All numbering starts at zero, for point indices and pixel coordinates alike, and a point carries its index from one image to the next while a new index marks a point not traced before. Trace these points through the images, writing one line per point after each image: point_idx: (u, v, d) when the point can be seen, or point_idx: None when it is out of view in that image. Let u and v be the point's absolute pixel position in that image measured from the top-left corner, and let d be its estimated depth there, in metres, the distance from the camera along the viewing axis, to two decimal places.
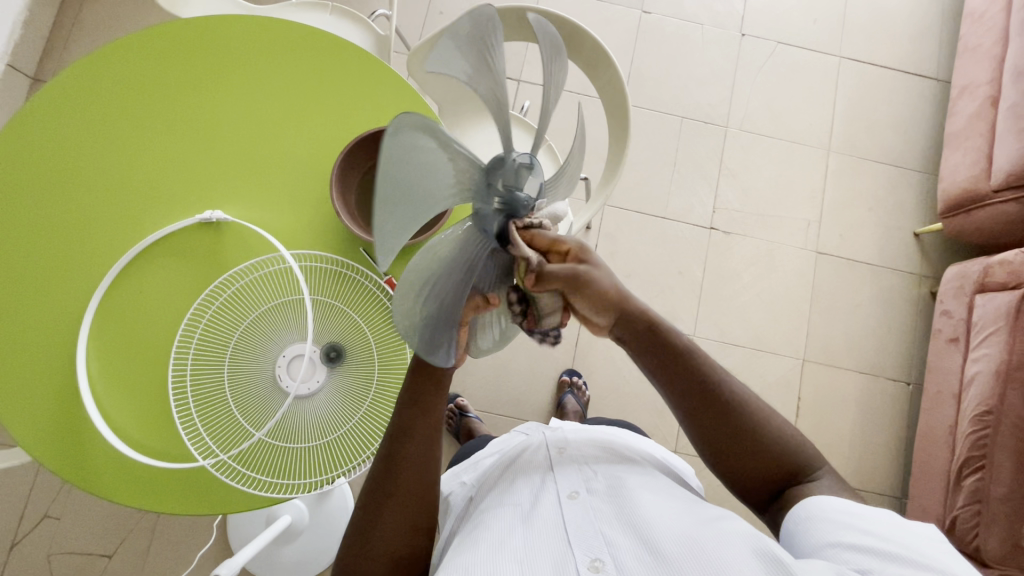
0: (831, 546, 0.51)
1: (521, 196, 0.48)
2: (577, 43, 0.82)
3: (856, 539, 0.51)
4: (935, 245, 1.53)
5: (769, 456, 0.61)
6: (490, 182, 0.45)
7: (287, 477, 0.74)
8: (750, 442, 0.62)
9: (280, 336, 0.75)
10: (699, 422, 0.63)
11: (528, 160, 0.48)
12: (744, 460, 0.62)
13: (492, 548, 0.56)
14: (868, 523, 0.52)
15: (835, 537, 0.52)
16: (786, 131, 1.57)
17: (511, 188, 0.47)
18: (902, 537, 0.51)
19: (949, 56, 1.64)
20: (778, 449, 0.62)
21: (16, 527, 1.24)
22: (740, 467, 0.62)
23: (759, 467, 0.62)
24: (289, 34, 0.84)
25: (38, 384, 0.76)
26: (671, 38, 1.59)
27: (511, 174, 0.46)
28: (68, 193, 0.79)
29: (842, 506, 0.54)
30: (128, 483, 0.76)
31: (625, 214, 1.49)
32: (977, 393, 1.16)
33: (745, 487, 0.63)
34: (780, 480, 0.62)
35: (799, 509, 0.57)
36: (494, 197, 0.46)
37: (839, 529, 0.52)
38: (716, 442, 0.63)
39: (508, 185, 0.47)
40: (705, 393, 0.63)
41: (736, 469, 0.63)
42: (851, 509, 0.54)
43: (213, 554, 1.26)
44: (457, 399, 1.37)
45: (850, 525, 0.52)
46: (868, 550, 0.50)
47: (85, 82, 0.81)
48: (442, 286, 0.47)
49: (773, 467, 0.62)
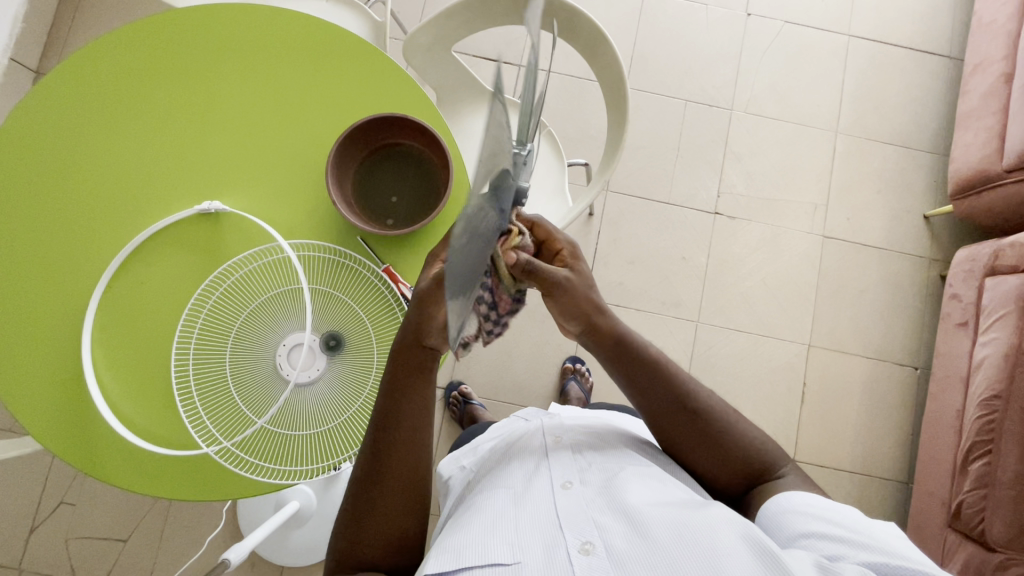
0: (802, 536, 0.54)
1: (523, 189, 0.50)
2: (573, 26, 0.81)
3: (825, 529, 0.53)
4: (945, 228, 1.50)
5: (742, 454, 0.63)
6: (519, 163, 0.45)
7: (288, 463, 0.74)
8: (726, 442, 0.63)
9: (280, 325, 0.75)
10: (676, 423, 0.64)
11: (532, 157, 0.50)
12: (719, 456, 0.63)
13: (484, 529, 0.57)
14: (834, 514, 0.55)
15: (807, 527, 0.54)
16: (793, 113, 1.54)
17: (519, 181, 0.48)
18: (867, 526, 0.53)
19: (963, 32, 1.59)
20: (753, 448, 0.63)
21: (34, 512, 1.27)
22: (708, 462, 0.64)
23: (732, 464, 0.63)
24: (286, 20, 0.83)
25: (45, 373, 0.77)
26: (674, 19, 1.56)
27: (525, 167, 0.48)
28: (70, 183, 0.80)
29: (810, 499, 0.57)
30: (134, 470, 0.77)
31: (628, 200, 1.47)
32: (984, 377, 1.14)
33: (718, 481, 0.64)
34: (749, 477, 0.63)
35: (769, 504, 0.58)
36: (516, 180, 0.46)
37: (809, 519, 0.54)
38: (694, 434, 0.63)
39: (519, 177, 0.48)
40: (681, 397, 0.64)
41: (708, 461, 0.64)
42: (821, 501, 0.57)
43: (224, 538, 1.28)
44: (460, 386, 1.38)
45: (820, 516, 0.55)
46: (841, 539, 0.52)
47: (84, 72, 0.81)
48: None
49: (745, 465, 0.63)
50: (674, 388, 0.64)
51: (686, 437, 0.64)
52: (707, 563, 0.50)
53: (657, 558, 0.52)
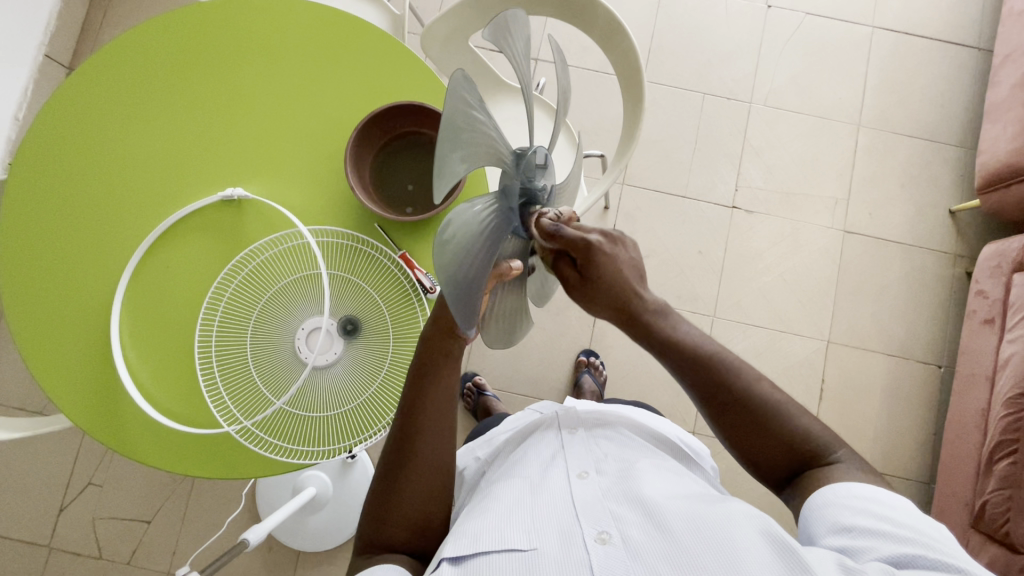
0: (843, 529, 0.52)
1: (536, 186, 0.59)
2: (589, 15, 0.81)
3: (868, 523, 0.52)
4: (971, 223, 1.46)
5: (786, 435, 0.61)
6: (514, 167, 0.55)
7: (307, 444, 0.76)
8: (766, 426, 0.61)
9: (300, 310, 0.77)
10: (711, 400, 0.63)
11: (543, 158, 0.59)
12: (759, 437, 0.61)
13: (499, 518, 0.57)
14: (882, 507, 0.53)
15: (849, 521, 0.53)
16: (813, 106, 1.51)
17: (530, 179, 0.58)
18: (915, 521, 0.52)
19: (992, 22, 1.55)
20: (797, 432, 0.61)
21: (63, 492, 1.32)
22: (752, 444, 0.62)
23: (774, 447, 0.61)
24: (308, 11, 0.85)
25: (75, 350, 0.80)
26: (692, 12, 1.55)
27: (532, 164, 0.57)
28: (103, 167, 0.83)
29: (856, 490, 0.54)
30: (158, 446, 0.80)
31: (644, 194, 1.47)
32: (1011, 375, 1.11)
33: (764, 469, 0.63)
34: (799, 459, 0.61)
35: (816, 495, 0.56)
36: (518, 178, 0.56)
37: (850, 513, 0.53)
38: (726, 412, 0.63)
39: (529, 176, 0.57)
40: (718, 379, 0.63)
41: (751, 443, 0.62)
42: (867, 492, 0.54)
43: (242, 521, 1.31)
44: (474, 377, 1.39)
45: (864, 510, 0.53)
46: (877, 533, 0.51)
47: (117, 60, 0.84)
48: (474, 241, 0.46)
49: (791, 446, 0.61)
50: (711, 370, 0.63)
51: (721, 419, 0.63)
52: (723, 556, 0.50)
53: (673, 549, 0.52)
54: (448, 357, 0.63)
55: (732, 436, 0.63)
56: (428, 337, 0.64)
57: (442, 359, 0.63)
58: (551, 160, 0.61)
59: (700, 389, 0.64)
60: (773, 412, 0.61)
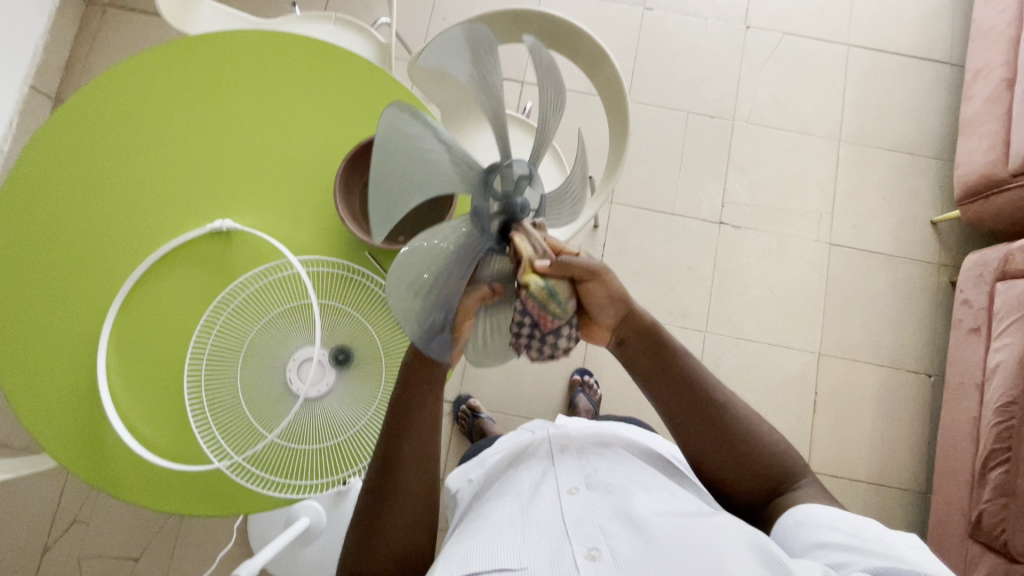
0: (818, 546, 0.53)
1: (519, 202, 0.52)
2: (574, 42, 0.83)
3: (842, 539, 0.52)
4: (953, 233, 1.49)
5: (755, 457, 0.63)
6: (488, 182, 0.50)
7: (301, 478, 0.75)
8: (742, 449, 0.63)
9: (290, 340, 0.77)
10: (694, 425, 0.64)
11: (526, 170, 0.51)
12: (736, 462, 0.63)
13: (489, 537, 0.56)
14: (853, 525, 0.54)
15: (823, 538, 0.53)
16: (795, 123, 1.55)
17: (510, 194, 0.51)
18: (882, 536, 0.52)
19: (963, 38, 1.60)
20: (770, 459, 0.63)
21: (48, 530, 1.28)
22: (724, 465, 0.63)
23: (748, 469, 0.63)
24: (296, 43, 0.86)
25: (60, 388, 0.79)
26: (673, 34, 1.59)
27: (512, 176, 0.50)
28: (88, 201, 0.82)
29: (826, 511, 0.56)
30: (147, 485, 0.78)
31: (633, 212, 1.48)
32: (1000, 383, 1.12)
33: (731, 486, 0.65)
34: (768, 488, 0.63)
35: (786, 517, 0.57)
36: (491, 197, 0.50)
37: (825, 531, 0.54)
38: (706, 438, 0.64)
39: (508, 191, 0.51)
40: (705, 398, 0.65)
41: (723, 468, 0.64)
42: (837, 514, 0.55)
43: (234, 555, 1.28)
44: (468, 400, 1.38)
45: (839, 528, 0.54)
46: (852, 548, 0.51)
47: (103, 95, 0.84)
48: (442, 268, 0.49)
49: (765, 475, 0.63)
50: (692, 390, 0.65)
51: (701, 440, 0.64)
52: (714, 568, 0.49)
53: (663, 563, 0.51)
54: (432, 383, 0.63)
55: (707, 456, 0.64)
56: (409, 364, 0.62)
57: (425, 387, 0.63)
58: (538, 170, 0.53)
59: (679, 417, 0.65)
60: (748, 434, 0.63)
